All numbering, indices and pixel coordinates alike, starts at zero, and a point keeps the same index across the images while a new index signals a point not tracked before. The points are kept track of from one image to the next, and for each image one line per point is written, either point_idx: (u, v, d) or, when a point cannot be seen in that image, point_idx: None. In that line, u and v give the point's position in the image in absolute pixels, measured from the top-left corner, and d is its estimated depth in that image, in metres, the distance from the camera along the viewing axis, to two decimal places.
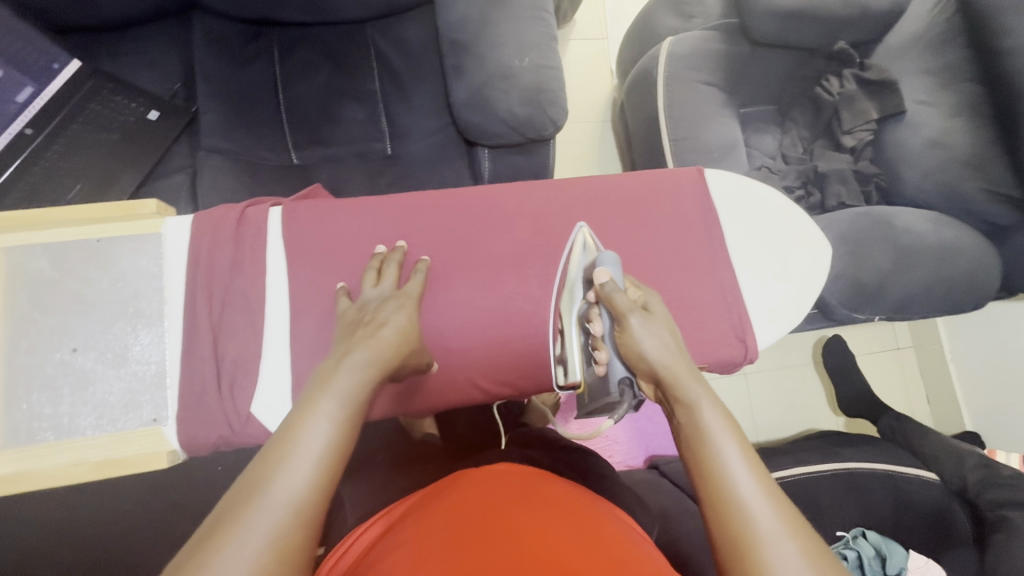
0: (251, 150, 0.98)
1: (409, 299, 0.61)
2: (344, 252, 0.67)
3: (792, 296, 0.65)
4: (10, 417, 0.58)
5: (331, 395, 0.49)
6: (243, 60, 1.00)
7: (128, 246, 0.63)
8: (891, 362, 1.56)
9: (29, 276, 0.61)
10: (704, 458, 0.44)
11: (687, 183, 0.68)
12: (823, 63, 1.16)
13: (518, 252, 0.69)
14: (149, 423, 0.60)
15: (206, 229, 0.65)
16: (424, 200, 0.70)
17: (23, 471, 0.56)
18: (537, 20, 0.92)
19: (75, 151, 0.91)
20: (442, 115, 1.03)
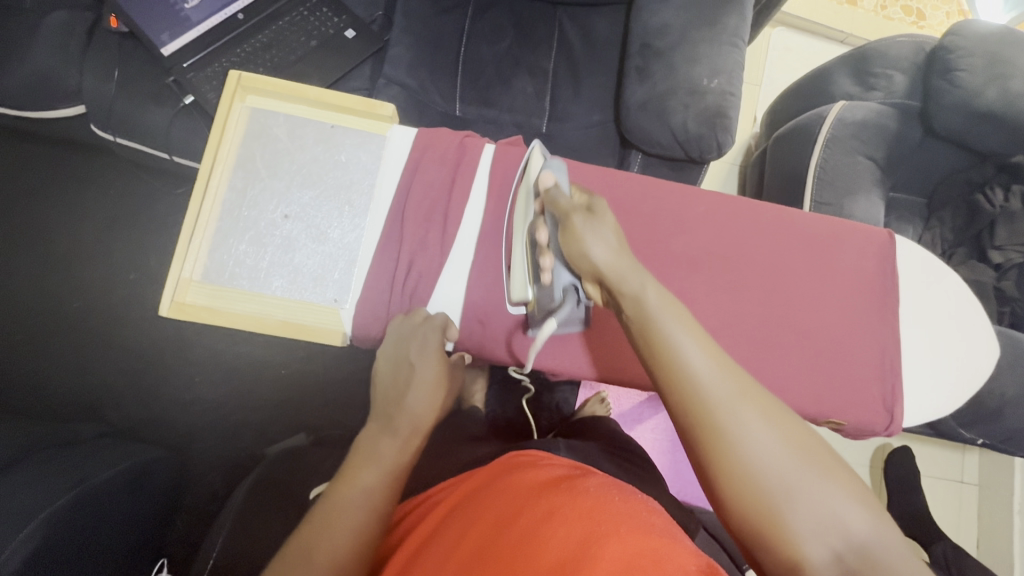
0: (425, 91, 1.03)
1: (435, 357, 0.64)
2: None
3: (946, 386, 0.66)
4: (218, 256, 0.64)
5: (372, 464, 0.57)
6: (442, 7, 1.05)
7: (357, 139, 0.69)
8: (950, 493, 1.48)
9: (270, 139, 0.67)
10: (672, 371, 0.48)
11: (878, 242, 0.68)
12: (992, 172, 1.11)
13: (695, 255, 0.66)
14: (330, 301, 0.65)
15: (427, 144, 0.69)
16: (619, 175, 0.69)
17: (221, 307, 0.63)
18: (733, 47, 0.94)
19: (277, 46, 0.98)
20: (606, 110, 1.07)
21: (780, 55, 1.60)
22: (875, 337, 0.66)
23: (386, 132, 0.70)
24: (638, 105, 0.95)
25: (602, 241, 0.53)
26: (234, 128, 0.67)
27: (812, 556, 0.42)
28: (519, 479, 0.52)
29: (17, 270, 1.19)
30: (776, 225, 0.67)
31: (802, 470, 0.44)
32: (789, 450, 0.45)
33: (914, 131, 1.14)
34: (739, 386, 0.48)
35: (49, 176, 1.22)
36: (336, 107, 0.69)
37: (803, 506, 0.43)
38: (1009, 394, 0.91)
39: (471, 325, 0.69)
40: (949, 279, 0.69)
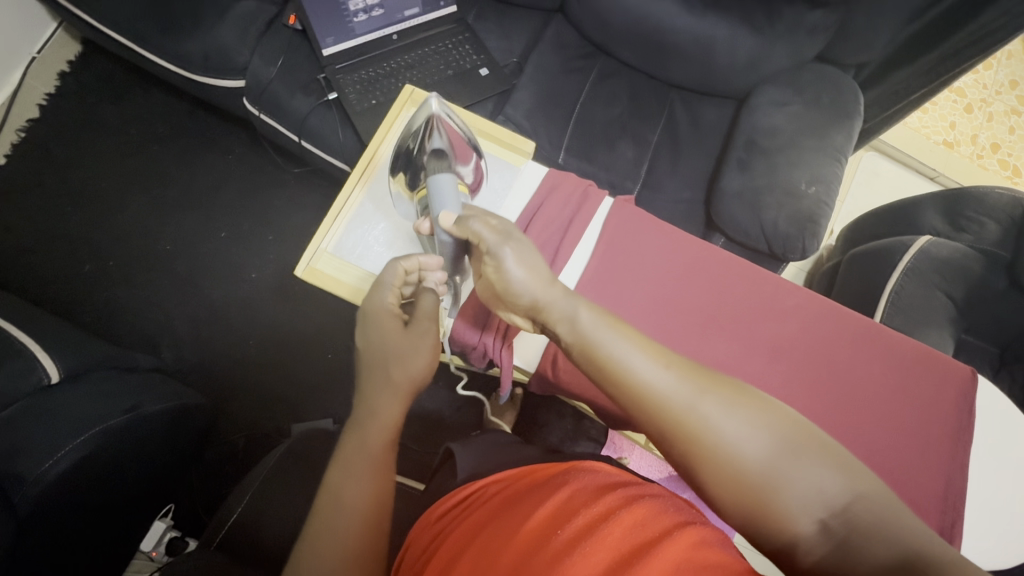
0: (536, 135, 1.11)
1: (388, 328, 0.67)
2: (626, 254, 0.72)
3: (1007, 546, 0.64)
4: (353, 236, 0.73)
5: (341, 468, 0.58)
6: (568, 68, 1.16)
7: (494, 163, 0.77)
8: None
9: None
10: (621, 384, 0.50)
11: (961, 381, 0.68)
12: None
13: (778, 345, 0.69)
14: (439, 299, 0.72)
15: (553, 184, 0.76)
16: (719, 254, 0.73)
17: (346, 279, 0.71)
18: (837, 161, 0.98)
19: (416, 68, 1.10)
20: (697, 190, 1.12)
21: (867, 177, 1.64)
22: (941, 471, 0.65)
23: (522, 164, 0.78)
24: (733, 192, 1.00)
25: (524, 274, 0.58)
26: (396, 129, 0.77)
27: (745, 468, 0.44)
28: (580, 479, 0.54)
29: (133, 206, 1.31)
30: (859, 333, 0.69)
31: (695, 388, 0.48)
32: (677, 376, 0.50)
33: (1001, 281, 1.14)
34: (696, 379, 0.49)
35: (184, 132, 1.36)
36: (484, 135, 0.79)
37: (704, 414, 0.47)
38: None
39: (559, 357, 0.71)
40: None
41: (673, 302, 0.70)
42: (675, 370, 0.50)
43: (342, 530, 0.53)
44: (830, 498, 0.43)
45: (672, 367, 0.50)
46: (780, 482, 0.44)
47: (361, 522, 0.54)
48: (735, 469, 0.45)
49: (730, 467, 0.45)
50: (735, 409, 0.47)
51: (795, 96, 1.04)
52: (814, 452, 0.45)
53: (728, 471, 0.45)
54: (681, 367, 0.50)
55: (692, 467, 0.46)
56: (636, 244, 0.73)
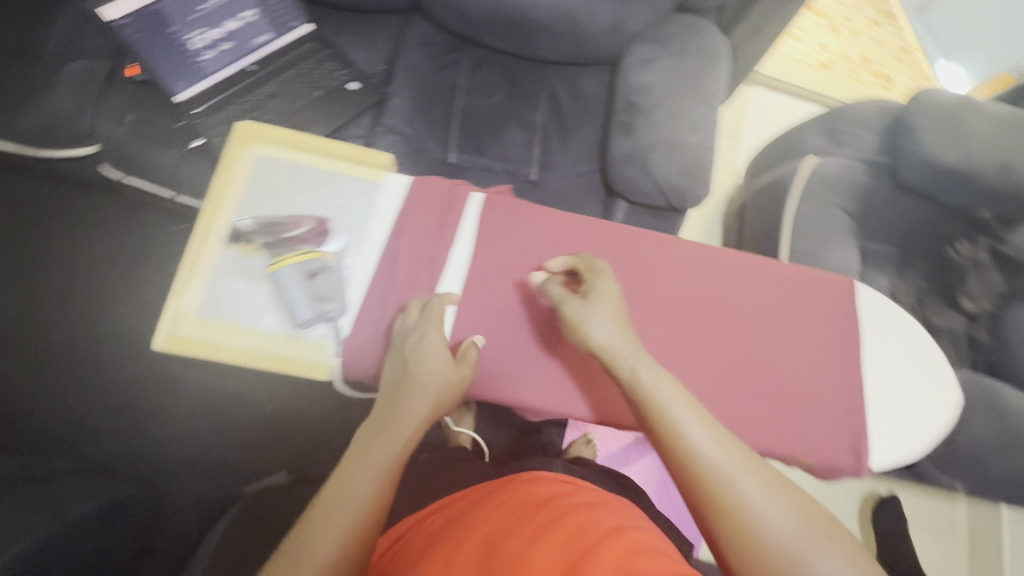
0: (422, 140, 1.09)
1: (440, 351, 0.64)
2: (507, 247, 0.73)
3: (916, 438, 0.68)
4: (212, 292, 0.67)
5: (359, 469, 0.58)
6: (440, 66, 1.14)
7: (354, 185, 0.73)
8: (944, 548, 1.48)
9: (269, 181, 0.71)
10: (669, 431, 0.56)
11: (841, 292, 0.72)
12: (961, 226, 1.19)
13: (663, 299, 0.71)
14: (321, 338, 0.68)
15: (416, 190, 0.74)
16: (596, 224, 0.74)
17: (213, 340, 0.65)
18: (711, 106, 1.01)
19: (281, 95, 1.05)
20: (592, 161, 1.13)
21: (758, 112, 1.70)
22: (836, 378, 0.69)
23: (381, 178, 0.75)
24: (622, 157, 1.00)
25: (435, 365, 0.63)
26: (239, 171, 0.71)
27: (772, 541, 0.49)
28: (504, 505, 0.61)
29: (14, 302, 1.21)
30: (741, 269, 0.72)
31: (743, 466, 0.54)
32: (733, 454, 0.55)
33: (886, 186, 1.21)
34: (743, 456, 0.55)
35: (55, 213, 1.26)
36: (336, 156, 0.74)
37: (748, 493, 0.52)
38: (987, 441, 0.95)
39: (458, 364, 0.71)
40: (916, 333, 0.72)
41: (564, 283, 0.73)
42: (725, 440, 0.56)
43: (340, 529, 0.54)
44: None
45: (718, 435, 0.56)
46: (801, 562, 0.48)
47: (360, 530, 0.55)
48: (764, 546, 0.49)
49: (758, 541, 0.50)
50: (771, 491, 0.52)
51: (662, 50, 1.05)
52: (834, 541, 0.50)
53: (755, 542, 0.50)
54: (732, 443, 0.56)
55: (716, 524, 0.51)
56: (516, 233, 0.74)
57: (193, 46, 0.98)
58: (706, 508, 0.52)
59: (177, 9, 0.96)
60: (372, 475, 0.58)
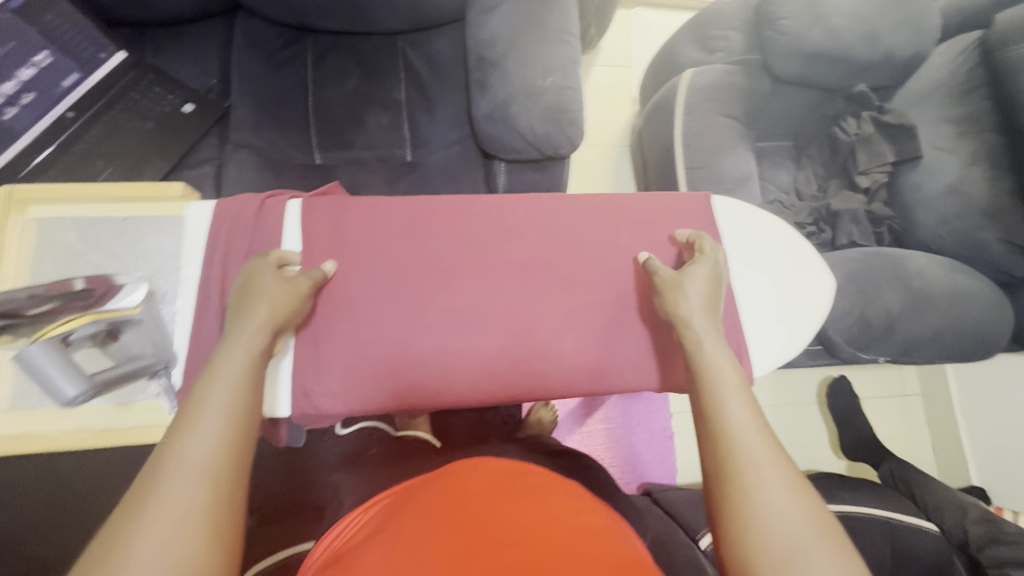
0: (279, 148, 1.02)
1: (277, 273, 0.62)
2: (356, 247, 0.72)
3: (799, 323, 0.73)
4: (22, 380, 0.62)
5: (202, 425, 0.45)
6: (279, 63, 1.05)
7: (153, 225, 0.68)
8: (898, 408, 1.58)
9: (58, 246, 0.65)
10: (706, 394, 0.54)
11: (693, 210, 0.77)
12: (842, 104, 1.17)
13: (527, 259, 0.74)
14: (154, 397, 0.63)
15: (228, 214, 0.69)
16: (441, 201, 0.75)
17: (30, 432, 0.61)
18: (564, 43, 0.96)
19: (110, 135, 0.95)
20: (463, 127, 1.07)
21: (642, 32, 1.65)
22: (718, 287, 0.73)
23: (183, 212, 0.69)
24: (484, 117, 0.96)
25: (281, 294, 0.60)
26: (14, 242, 0.64)
27: (772, 537, 0.43)
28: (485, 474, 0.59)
29: None
30: (593, 210, 0.77)
31: (774, 458, 0.47)
32: (764, 439, 0.49)
33: (763, 82, 1.18)
34: (774, 450, 0.48)
35: None
36: (123, 200, 0.68)
37: (767, 480, 0.46)
38: (894, 310, 0.97)
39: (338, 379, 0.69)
40: (778, 227, 0.77)
41: (440, 265, 0.73)
42: (765, 430, 0.50)
43: (167, 537, 0.37)
44: None
45: (761, 427, 0.50)
46: (801, 558, 0.42)
47: (198, 518, 0.39)
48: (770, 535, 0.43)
49: (758, 532, 0.43)
50: (794, 493, 0.45)
51: None
52: (848, 550, 0.42)
53: (751, 531, 0.44)
54: (772, 436, 0.50)
55: (723, 498, 0.47)
56: (376, 228, 0.73)
57: None
58: (711, 477, 0.48)
59: None
60: (216, 433, 0.45)
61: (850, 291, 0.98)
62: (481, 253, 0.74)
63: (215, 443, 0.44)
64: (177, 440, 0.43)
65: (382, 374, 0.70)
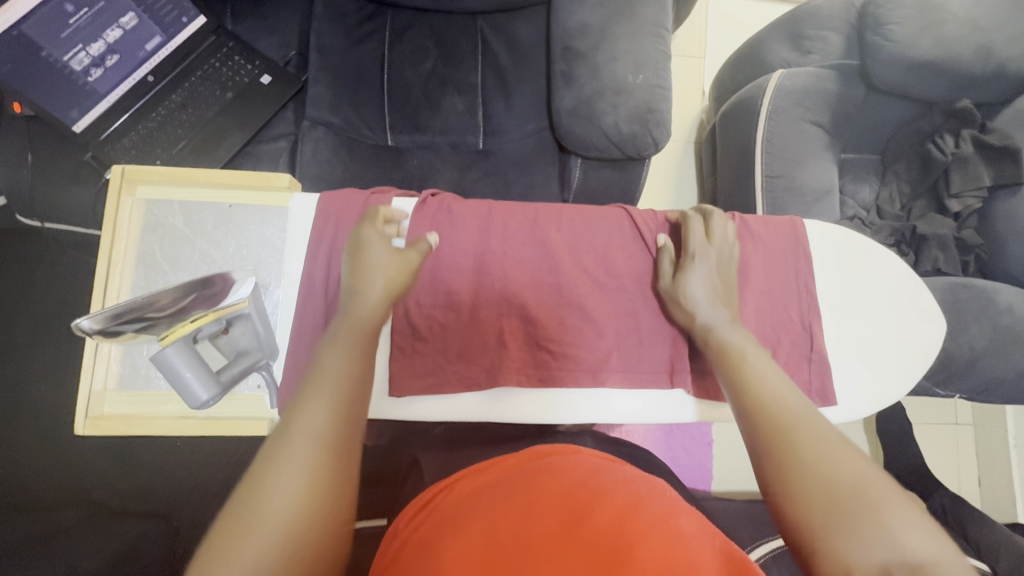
0: (353, 127, 1.00)
1: (380, 248, 0.62)
2: (448, 243, 0.73)
3: (895, 367, 0.73)
4: (131, 361, 0.65)
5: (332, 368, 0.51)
6: (357, 38, 1.02)
7: (257, 215, 0.68)
8: (946, 436, 1.54)
9: (167, 229, 0.66)
10: (738, 374, 0.59)
11: (790, 237, 0.76)
12: (940, 119, 1.10)
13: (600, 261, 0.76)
14: (255, 389, 0.65)
15: (332, 209, 0.67)
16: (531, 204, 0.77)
17: (138, 413, 0.63)
18: (657, 37, 0.91)
19: (190, 105, 0.95)
20: (540, 118, 1.03)
21: (721, 22, 1.56)
22: (810, 320, 0.73)
23: (288, 202, 0.68)
24: (568, 111, 0.92)
25: (383, 257, 0.61)
26: (125, 223, 0.66)
27: (833, 489, 0.46)
28: (570, 471, 0.58)
29: None
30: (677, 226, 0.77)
31: (808, 419, 0.52)
32: (801, 406, 0.54)
33: (857, 89, 1.12)
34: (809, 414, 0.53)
35: None
36: (230, 186, 0.68)
37: (823, 442, 0.49)
38: (979, 347, 0.92)
39: (420, 375, 0.70)
40: (889, 267, 0.76)
41: (529, 280, 0.73)
42: (797, 399, 0.55)
43: (305, 464, 0.43)
44: (908, 550, 0.41)
45: (787, 396, 0.55)
46: (864, 510, 0.44)
47: (326, 446, 0.44)
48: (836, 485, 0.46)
49: (823, 488, 0.46)
50: (842, 450, 0.49)
51: None
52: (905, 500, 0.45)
53: (818, 495, 0.46)
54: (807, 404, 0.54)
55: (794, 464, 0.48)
56: (468, 233, 0.74)
57: (76, 67, 0.85)
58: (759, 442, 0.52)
59: (43, 25, 0.80)
60: (345, 359, 0.51)
61: None
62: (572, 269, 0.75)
63: (337, 395, 0.47)
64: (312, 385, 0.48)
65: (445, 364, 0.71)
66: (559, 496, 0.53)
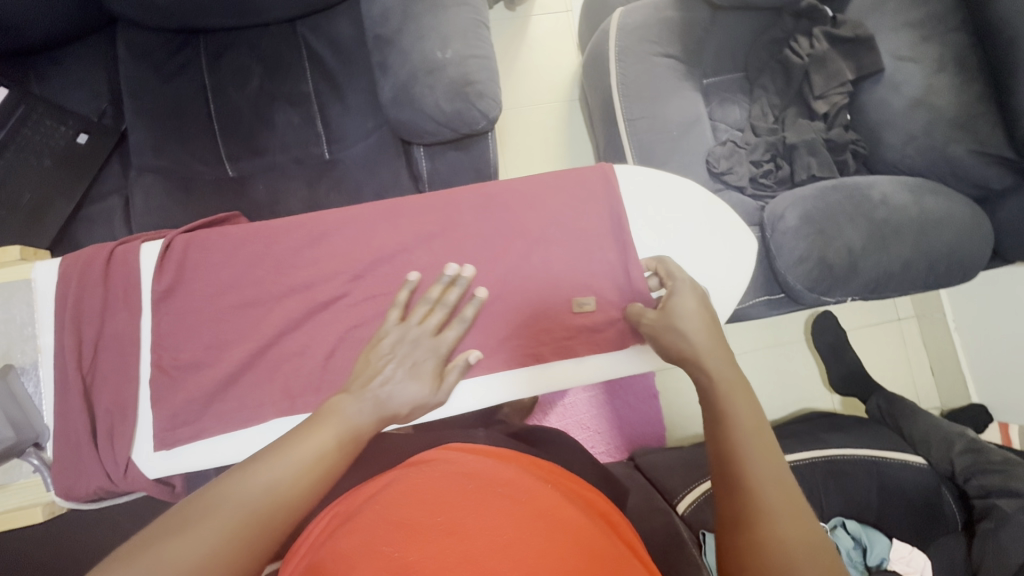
0: (185, 165, 0.97)
1: (427, 368, 0.61)
2: (231, 279, 0.69)
3: (717, 293, 0.73)
4: None
5: (330, 425, 0.52)
6: (170, 73, 0.98)
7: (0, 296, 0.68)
8: (892, 335, 1.52)
9: None
10: (709, 387, 0.55)
11: (587, 182, 0.74)
12: (791, 23, 1.07)
13: (404, 248, 0.70)
14: (33, 474, 0.68)
15: (72, 273, 0.67)
16: (305, 221, 0.70)
17: None
18: (464, 5, 0.87)
19: (11, 180, 0.87)
20: (377, 113, 0.99)
21: None
22: (625, 262, 0.72)
23: (27, 274, 0.68)
24: (391, 101, 0.89)
25: (412, 391, 0.58)
26: None
27: (764, 536, 0.45)
28: (474, 470, 0.56)
29: None
30: (478, 202, 0.72)
31: (761, 454, 0.49)
32: (760, 436, 0.51)
33: (701, 11, 1.07)
34: (764, 445, 0.50)
35: None
36: None
37: (758, 460, 0.49)
38: (856, 247, 0.91)
39: (263, 412, 0.67)
40: (696, 196, 0.75)
41: (336, 294, 0.69)
42: (761, 430, 0.51)
43: (227, 531, 0.41)
44: None
45: (747, 423, 0.51)
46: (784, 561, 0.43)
47: (259, 518, 0.43)
48: (778, 507, 0.46)
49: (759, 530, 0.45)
50: (783, 491, 0.47)
51: None
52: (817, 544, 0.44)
53: (752, 532, 0.45)
54: (767, 439, 0.51)
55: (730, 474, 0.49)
56: (227, 267, 0.69)
57: None
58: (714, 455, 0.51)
59: None
60: (342, 426, 0.52)
61: (810, 232, 0.91)
62: (377, 270, 0.70)
63: (287, 482, 0.46)
64: (291, 441, 0.49)
65: (280, 398, 0.68)
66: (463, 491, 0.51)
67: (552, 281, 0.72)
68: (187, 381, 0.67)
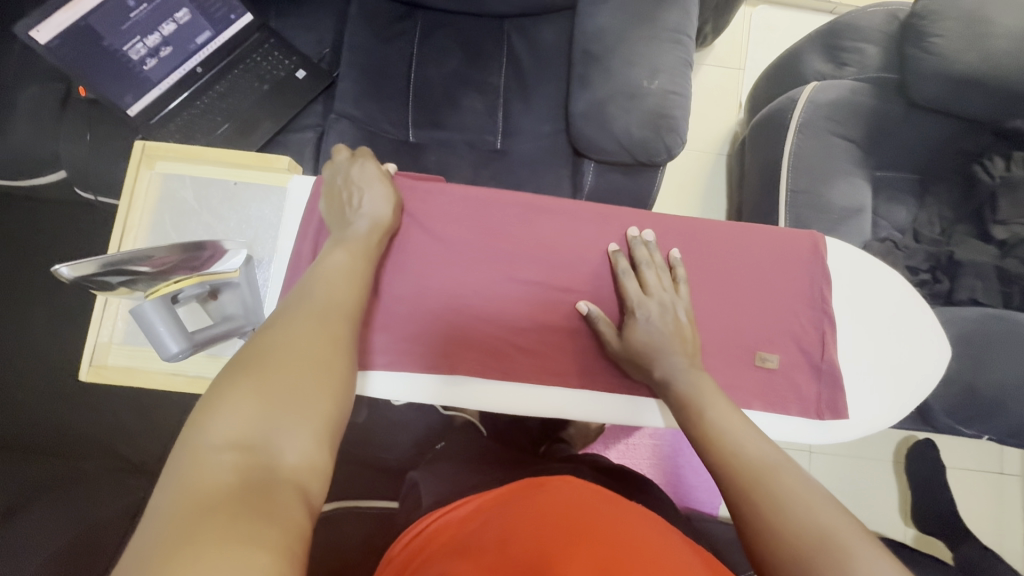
0: (376, 121, 1.05)
1: (378, 187, 0.67)
2: (424, 235, 0.75)
3: (891, 388, 0.74)
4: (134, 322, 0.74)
5: (338, 251, 0.59)
6: (387, 37, 1.07)
7: (258, 193, 0.78)
8: (990, 488, 1.40)
9: (176, 200, 0.77)
10: (696, 415, 0.60)
11: (802, 246, 0.76)
12: (987, 139, 1.04)
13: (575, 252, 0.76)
14: (240, 354, 0.74)
15: (323, 192, 0.74)
16: (498, 203, 0.77)
17: (136, 366, 0.73)
18: (675, 43, 0.90)
19: (231, 95, 1.03)
20: (557, 120, 1.04)
21: (763, 34, 1.52)
22: (818, 329, 0.75)
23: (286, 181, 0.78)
24: (580, 115, 0.92)
25: (379, 197, 0.67)
26: (143, 193, 0.77)
27: (796, 520, 0.46)
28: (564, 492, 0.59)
29: None
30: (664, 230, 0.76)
31: (768, 454, 0.53)
32: (754, 441, 0.55)
33: (896, 105, 1.07)
34: (760, 446, 0.54)
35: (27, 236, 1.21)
36: (235, 166, 0.78)
37: (763, 458, 0.52)
38: (1012, 386, 0.86)
39: (429, 364, 0.74)
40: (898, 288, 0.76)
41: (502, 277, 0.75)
42: (755, 436, 0.56)
43: (307, 336, 0.45)
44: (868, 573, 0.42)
45: (738, 436, 0.56)
46: (826, 540, 0.44)
47: (329, 329, 0.47)
48: (792, 494, 0.48)
49: (779, 509, 0.47)
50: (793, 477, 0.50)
51: None
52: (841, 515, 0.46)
53: (782, 515, 0.47)
54: (764, 443, 0.55)
55: (740, 509, 0.49)
56: (447, 223, 0.76)
57: (134, 56, 0.92)
58: (719, 468, 0.54)
59: (106, 18, 0.86)
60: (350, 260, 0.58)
61: (961, 355, 0.88)
62: (544, 264, 0.76)
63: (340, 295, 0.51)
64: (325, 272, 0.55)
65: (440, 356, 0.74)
66: (561, 509, 0.55)
67: (710, 324, 0.74)
68: (379, 317, 0.74)
